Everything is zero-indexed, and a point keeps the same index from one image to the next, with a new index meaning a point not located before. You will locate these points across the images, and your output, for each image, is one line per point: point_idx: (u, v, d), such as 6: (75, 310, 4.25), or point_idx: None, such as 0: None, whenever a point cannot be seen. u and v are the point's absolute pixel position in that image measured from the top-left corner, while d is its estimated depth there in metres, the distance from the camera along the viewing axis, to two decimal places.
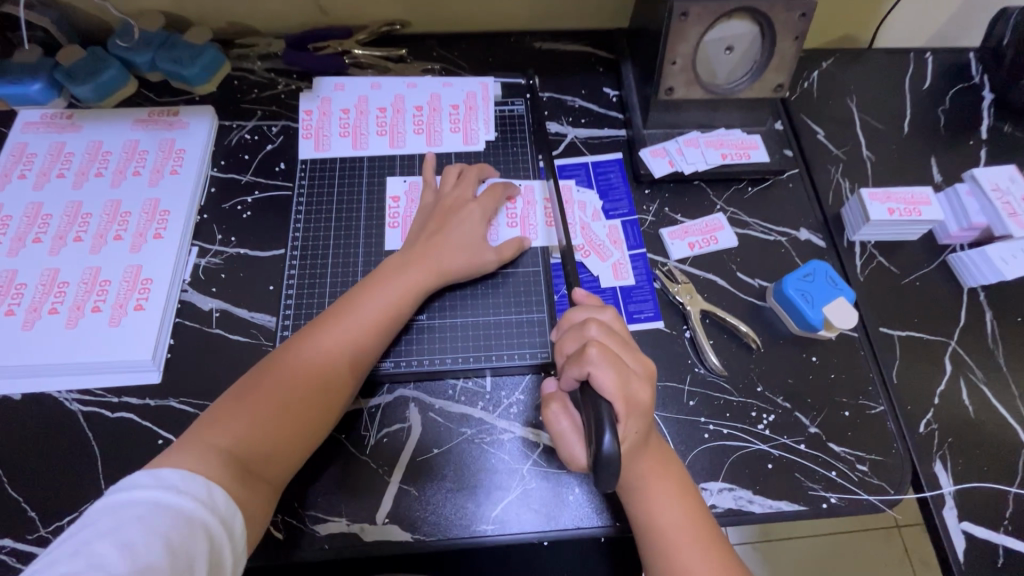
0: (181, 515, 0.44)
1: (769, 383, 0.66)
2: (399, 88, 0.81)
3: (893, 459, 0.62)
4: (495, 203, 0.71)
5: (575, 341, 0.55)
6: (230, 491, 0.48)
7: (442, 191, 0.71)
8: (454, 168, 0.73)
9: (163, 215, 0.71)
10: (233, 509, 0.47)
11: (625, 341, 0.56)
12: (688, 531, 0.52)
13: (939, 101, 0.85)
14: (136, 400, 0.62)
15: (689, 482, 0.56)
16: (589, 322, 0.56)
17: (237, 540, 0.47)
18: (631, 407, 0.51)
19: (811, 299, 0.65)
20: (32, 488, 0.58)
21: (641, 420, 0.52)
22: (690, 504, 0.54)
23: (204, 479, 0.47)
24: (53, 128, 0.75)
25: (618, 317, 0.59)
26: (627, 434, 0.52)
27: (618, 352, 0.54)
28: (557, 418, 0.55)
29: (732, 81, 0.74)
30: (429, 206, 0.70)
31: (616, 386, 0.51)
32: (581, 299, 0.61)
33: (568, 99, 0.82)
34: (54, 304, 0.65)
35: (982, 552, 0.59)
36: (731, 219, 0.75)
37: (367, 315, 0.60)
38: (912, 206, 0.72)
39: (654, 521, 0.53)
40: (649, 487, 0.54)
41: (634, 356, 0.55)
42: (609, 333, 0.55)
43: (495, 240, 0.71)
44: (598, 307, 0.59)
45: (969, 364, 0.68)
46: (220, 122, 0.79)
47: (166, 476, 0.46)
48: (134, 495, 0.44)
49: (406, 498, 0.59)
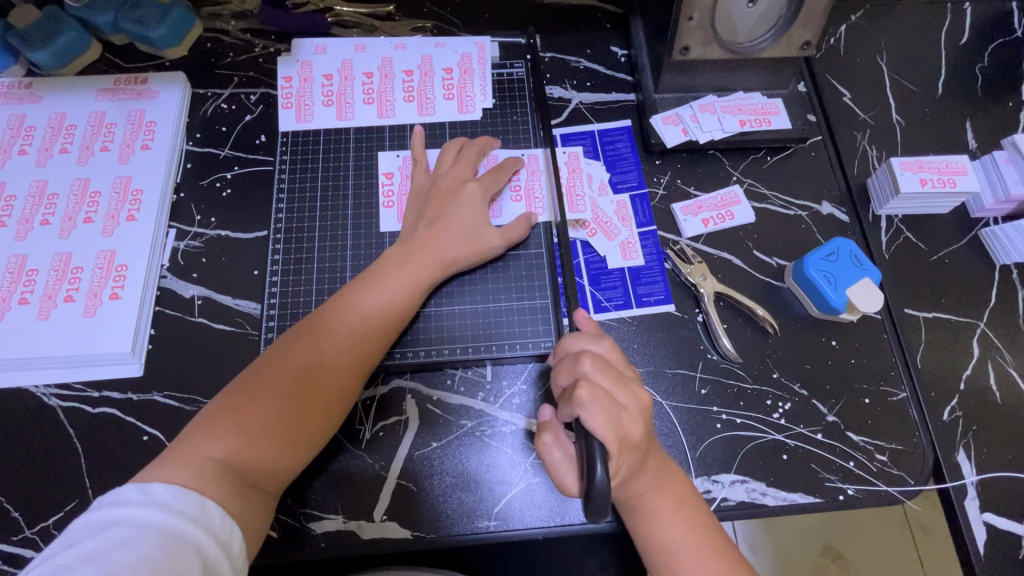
0: (172, 535, 0.41)
1: (786, 369, 0.62)
2: (387, 50, 0.74)
3: (915, 449, 0.60)
4: (498, 182, 0.65)
5: (567, 375, 0.51)
6: (225, 506, 0.45)
7: (438, 171, 0.65)
8: (451, 144, 0.67)
9: (136, 195, 0.66)
10: (230, 525, 0.45)
11: (620, 376, 0.51)
12: (695, 543, 0.50)
13: (978, 58, 0.78)
14: (118, 395, 0.59)
15: (693, 493, 0.53)
16: (582, 355, 0.51)
17: (236, 556, 0.44)
18: (624, 445, 0.48)
19: (834, 281, 0.61)
20: (14, 488, 0.56)
21: (634, 456, 0.49)
22: (696, 515, 0.51)
23: (196, 495, 0.44)
24: (10, 100, 0.69)
25: (615, 347, 0.54)
26: (619, 470, 0.48)
27: (610, 390, 0.50)
28: (550, 449, 0.51)
29: (753, 38, 0.67)
30: (424, 186, 0.65)
31: (607, 426, 0.47)
32: (581, 323, 0.57)
33: (572, 60, 0.75)
34: (24, 294, 0.61)
35: (1002, 544, 0.57)
36: (748, 191, 0.70)
37: (368, 314, 0.56)
38: (946, 175, 0.66)
39: (656, 534, 0.51)
40: (648, 501, 0.51)
41: (629, 394, 0.50)
42: (602, 369, 0.50)
43: (499, 219, 0.66)
44: (595, 335, 0.54)
45: (998, 347, 0.64)
46: (193, 90, 0.72)
47: (156, 491, 0.43)
48: (120, 514, 0.40)
49: (405, 495, 0.56)
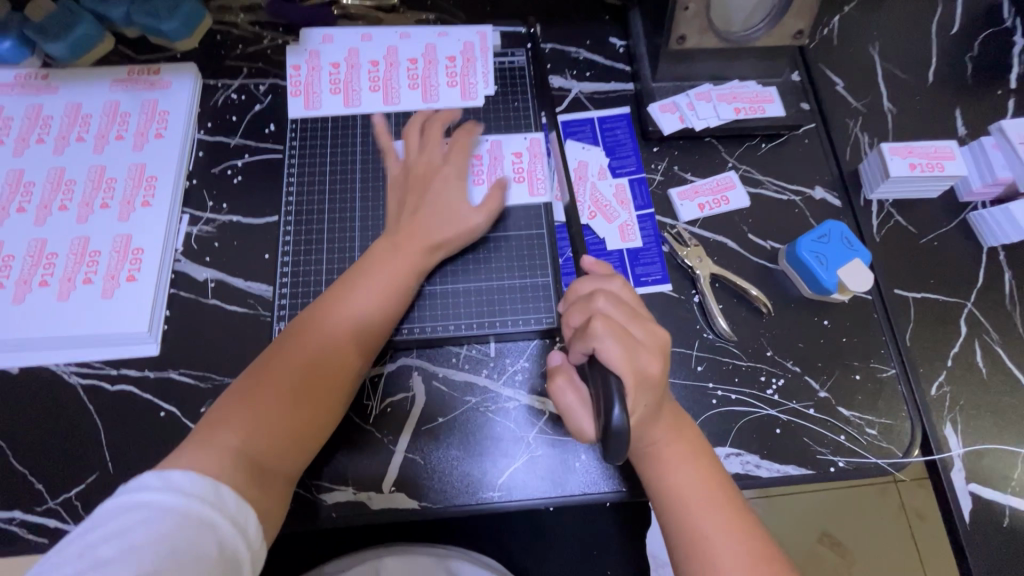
0: (188, 519, 0.42)
1: (779, 347, 0.64)
2: (392, 39, 0.76)
3: (902, 423, 0.62)
4: (464, 159, 0.67)
5: (580, 313, 0.53)
6: (239, 490, 0.47)
7: (409, 159, 0.67)
8: (415, 118, 0.69)
9: (151, 181, 0.68)
10: (245, 509, 0.46)
11: (634, 312, 0.53)
12: (700, 485, 0.52)
13: (968, 47, 0.80)
14: (135, 372, 0.61)
15: (705, 447, 0.55)
16: (595, 296, 0.53)
17: (252, 538, 0.46)
18: (642, 382, 0.49)
19: (826, 262, 0.63)
20: (38, 461, 0.58)
21: (650, 396, 0.50)
22: (705, 468, 0.53)
23: (211, 480, 0.45)
24: (28, 90, 0.71)
25: (627, 287, 0.56)
26: (637, 406, 0.49)
27: (625, 325, 0.51)
28: (563, 392, 0.53)
29: (748, 28, 0.69)
30: (400, 173, 0.67)
31: (625, 362, 0.48)
32: (589, 267, 0.58)
33: (571, 51, 0.77)
34: (44, 276, 0.63)
35: (987, 513, 0.59)
36: (743, 177, 0.72)
37: (364, 301, 0.58)
38: (934, 160, 0.68)
39: (666, 482, 0.52)
40: (660, 448, 0.53)
41: (644, 328, 0.52)
42: (617, 305, 0.52)
43: (474, 199, 0.68)
44: (606, 276, 0.56)
45: (985, 326, 0.66)
46: (204, 81, 0.75)
47: (173, 477, 0.44)
48: (139, 498, 0.42)
49: (412, 466, 0.59)
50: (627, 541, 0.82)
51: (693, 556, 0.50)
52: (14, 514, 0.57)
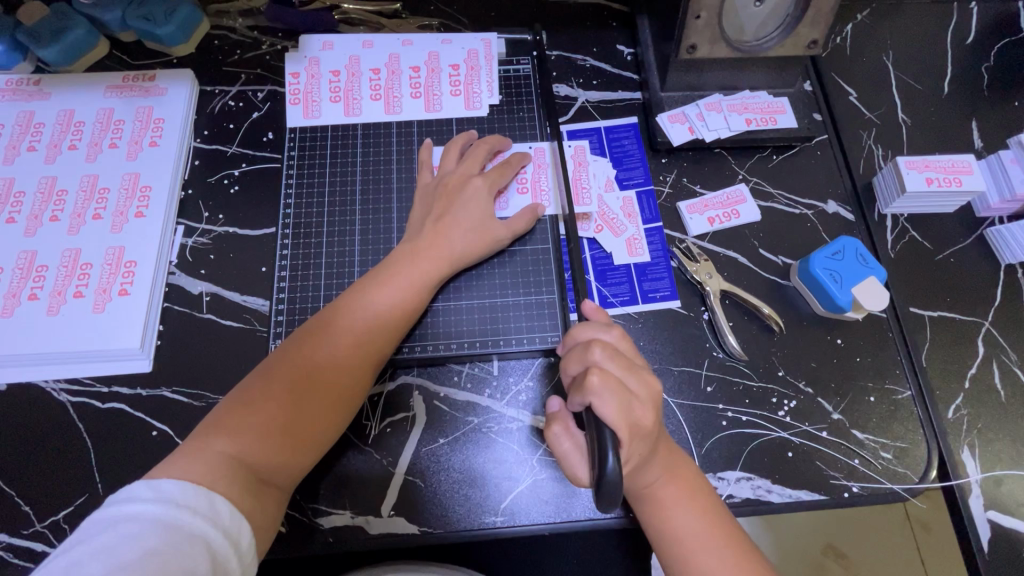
0: (181, 531, 0.41)
1: (792, 367, 0.62)
2: (394, 46, 0.74)
3: (918, 447, 0.60)
4: (502, 178, 0.65)
5: (576, 363, 0.51)
6: (235, 501, 0.45)
7: (444, 170, 0.65)
8: (459, 136, 0.68)
9: (144, 191, 0.66)
10: (240, 521, 0.45)
11: (630, 363, 0.51)
12: (700, 525, 0.50)
13: (984, 57, 0.78)
14: (127, 390, 0.60)
15: (699, 480, 0.53)
16: (592, 343, 0.51)
17: (245, 552, 0.44)
18: (635, 433, 0.48)
19: (839, 279, 0.61)
20: (25, 481, 0.56)
21: (644, 445, 0.49)
22: (705, 504, 0.51)
23: (204, 490, 0.44)
24: (19, 96, 0.69)
25: (624, 335, 0.54)
26: (629, 459, 0.48)
27: (622, 378, 0.49)
28: (560, 439, 0.51)
29: (760, 37, 0.67)
30: (430, 186, 0.65)
31: (619, 416, 0.47)
32: (589, 313, 0.57)
33: (578, 59, 0.75)
34: (34, 289, 0.61)
35: (1004, 542, 0.57)
36: (754, 190, 0.70)
37: (365, 320, 0.56)
38: (952, 175, 0.66)
39: (670, 526, 0.50)
40: (656, 489, 0.51)
41: (639, 380, 0.50)
42: (613, 357, 0.50)
43: (506, 210, 0.66)
44: (604, 324, 0.54)
45: (1003, 346, 0.64)
46: (201, 87, 0.73)
47: (165, 487, 0.43)
48: (131, 509, 0.41)
49: (412, 490, 0.57)
50: (631, 560, 0.81)
51: None
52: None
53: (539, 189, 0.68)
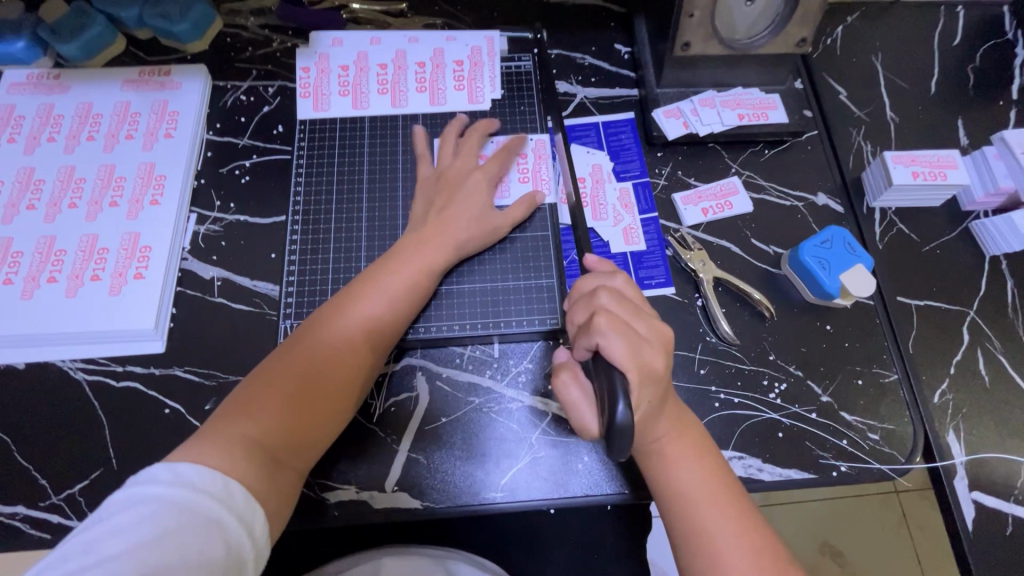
0: (197, 514, 0.42)
1: (782, 351, 0.64)
2: (401, 43, 0.77)
3: (904, 429, 0.62)
4: (501, 164, 0.69)
5: (584, 310, 0.54)
6: (249, 485, 0.47)
7: (442, 163, 0.68)
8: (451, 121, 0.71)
9: (159, 180, 0.69)
10: (253, 507, 0.46)
11: (637, 308, 0.54)
12: (705, 482, 0.52)
13: (970, 58, 0.81)
14: (141, 369, 0.62)
15: (708, 442, 0.55)
16: (599, 290, 0.54)
17: (258, 537, 0.45)
18: (647, 377, 0.50)
19: (828, 267, 0.63)
20: (43, 455, 0.59)
21: (654, 387, 0.50)
22: (716, 471, 0.53)
23: (220, 474, 0.45)
24: (40, 90, 0.72)
25: (629, 283, 0.57)
26: (641, 402, 0.50)
27: (629, 321, 0.52)
28: (568, 386, 0.54)
29: (752, 35, 0.70)
30: (429, 178, 0.68)
31: (628, 356, 0.49)
32: (593, 265, 0.60)
33: (577, 57, 0.78)
34: (52, 273, 0.64)
35: (989, 521, 0.59)
36: (747, 183, 0.72)
37: (376, 303, 0.58)
38: (937, 169, 0.69)
39: (675, 480, 0.52)
40: (665, 446, 0.53)
41: (647, 324, 0.53)
42: (619, 301, 0.53)
43: (506, 198, 0.69)
44: (609, 273, 0.57)
45: (986, 333, 0.66)
46: (214, 82, 0.75)
47: (182, 471, 0.44)
48: (149, 491, 0.42)
49: (415, 467, 0.59)
50: None
51: (702, 555, 0.50)
52: (17, 509, 0.57)
53: (539, 178, 0.70)
